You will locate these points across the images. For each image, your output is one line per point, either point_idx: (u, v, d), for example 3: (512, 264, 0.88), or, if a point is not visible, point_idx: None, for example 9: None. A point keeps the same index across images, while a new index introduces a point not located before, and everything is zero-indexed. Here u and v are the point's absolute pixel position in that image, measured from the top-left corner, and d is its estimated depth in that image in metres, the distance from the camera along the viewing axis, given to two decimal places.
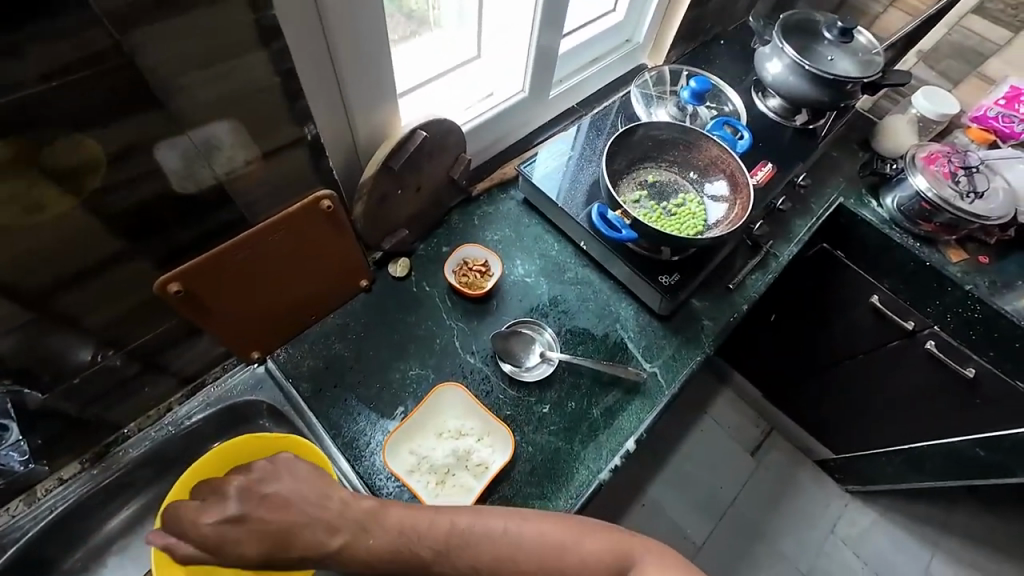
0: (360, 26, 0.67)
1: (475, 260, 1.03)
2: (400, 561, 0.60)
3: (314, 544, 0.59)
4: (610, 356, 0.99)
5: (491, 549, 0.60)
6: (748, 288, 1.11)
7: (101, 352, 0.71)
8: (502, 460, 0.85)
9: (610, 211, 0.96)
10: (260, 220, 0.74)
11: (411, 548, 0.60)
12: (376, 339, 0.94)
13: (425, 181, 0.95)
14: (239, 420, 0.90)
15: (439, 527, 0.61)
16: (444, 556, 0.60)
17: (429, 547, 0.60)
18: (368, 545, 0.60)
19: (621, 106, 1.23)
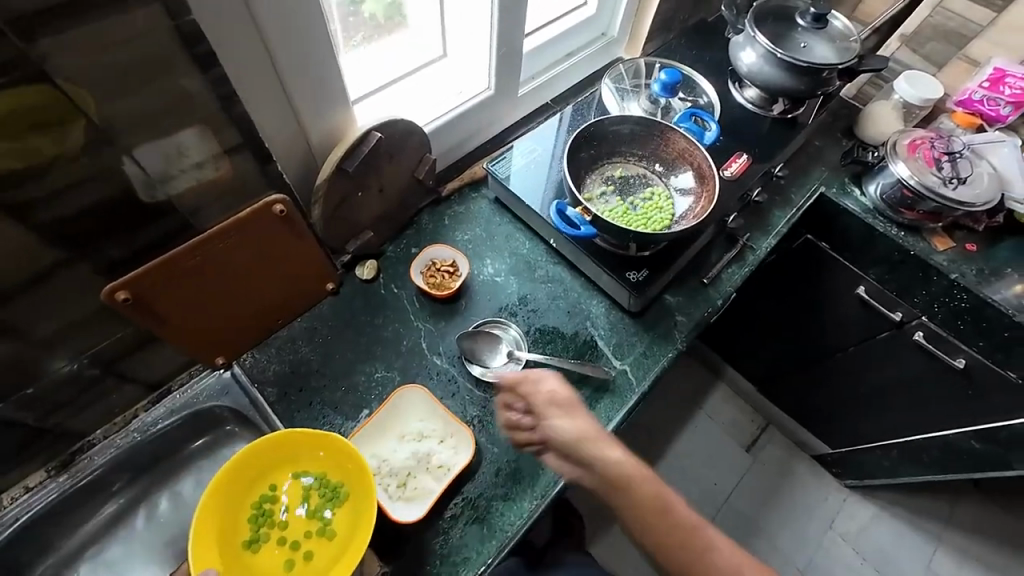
0: (297, 27, 0.66)
1: (443, 261, 1.03)
2: (659, 512, 0.71)
3: (613, 445, 0.75)
4: (580, 355, 0.98)
5: (722, 551, 0.71)
6: (725, 282, 1.10)
7: (53, 362, 0.72)
8: (467, 457, 0.84)
9: (570, 208, 0.93)
10: (208, 226, 0.73)
11: (667, 502, 0.72)
12: (343, 343, 0.95)
13: (388, 182, 0.95)
14: (206, 427, 0.90)
15: (691, 521, 0.72)
16: (684, 523, 0.71)
17: (679, 519, 0.71)
18: (646, 474, 0.73)
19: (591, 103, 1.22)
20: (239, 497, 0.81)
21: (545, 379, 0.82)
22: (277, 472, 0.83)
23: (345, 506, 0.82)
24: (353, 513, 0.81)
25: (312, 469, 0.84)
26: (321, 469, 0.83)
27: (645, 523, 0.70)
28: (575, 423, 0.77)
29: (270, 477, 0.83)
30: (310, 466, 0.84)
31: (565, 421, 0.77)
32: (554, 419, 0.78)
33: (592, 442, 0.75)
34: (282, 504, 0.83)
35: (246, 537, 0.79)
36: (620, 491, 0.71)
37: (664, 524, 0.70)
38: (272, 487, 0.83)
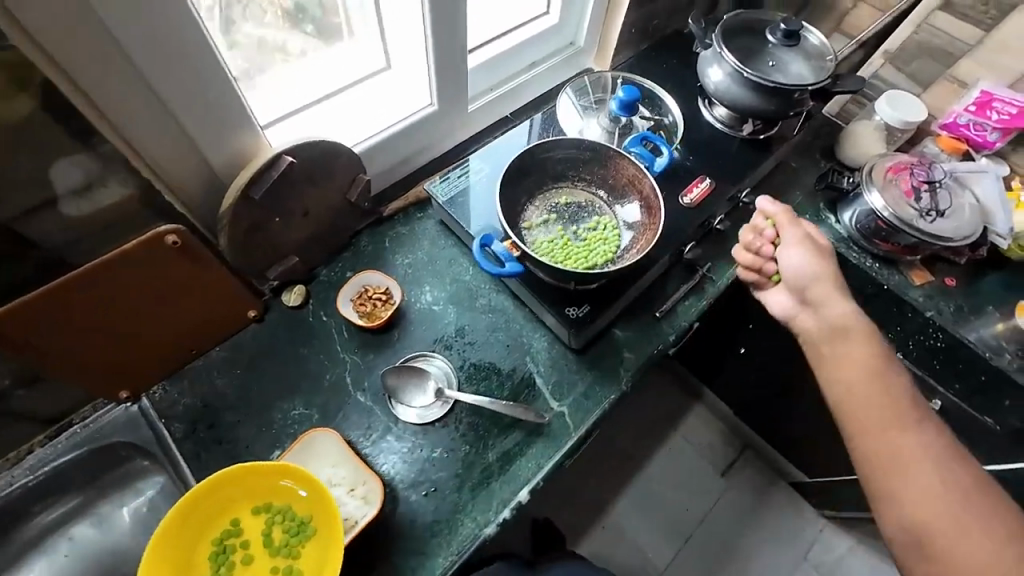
0: (170, 41, 0.60)
1: (375, 288, 0.97)
2: (874, 363, 0.76)
3: (832, 295, 0.83)
4: (515, 395, 0.92)
5: (932, 425, 0.71)
6: (681, 316, 1.03)
7: None
8: (372, 512, 0.78)
9: (495, 242, 0.85)
10: (82, 262, 0.68)
11: (873, 367, 0.76)
12: (262, 375, 0.89)
13: (313, 206, 0.89)
14: (110, 464, 0.85)
15: (902, 397, 0.73)
16: (884, 385, 0.74)
17: (881, 373, 0.75)
18: (848, 321, 0.80)
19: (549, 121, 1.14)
20: (197, 535, 0.76)
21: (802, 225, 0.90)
22: (236, 509, 0.78)
23: (312, 541, 0.77)
24: (320, 549, 0.76)
25: (275, 502, 0.79)
26: (285, 502, 0.79)
27: (833, 365, 0.79)
28: (824, 270, 0.85)
29: (230, 513, 0.78)
30: (274, 500, 0.79)
31: (813, 261, 0.86)
32: (830, 266, 0.86)
33: (842, 295, 0.83)
34: (245, 543, 0.78)
35: None
36: (838, 338, 0.80)
37: (849, 371, 0.77)
38: (233, 524, 0.78)
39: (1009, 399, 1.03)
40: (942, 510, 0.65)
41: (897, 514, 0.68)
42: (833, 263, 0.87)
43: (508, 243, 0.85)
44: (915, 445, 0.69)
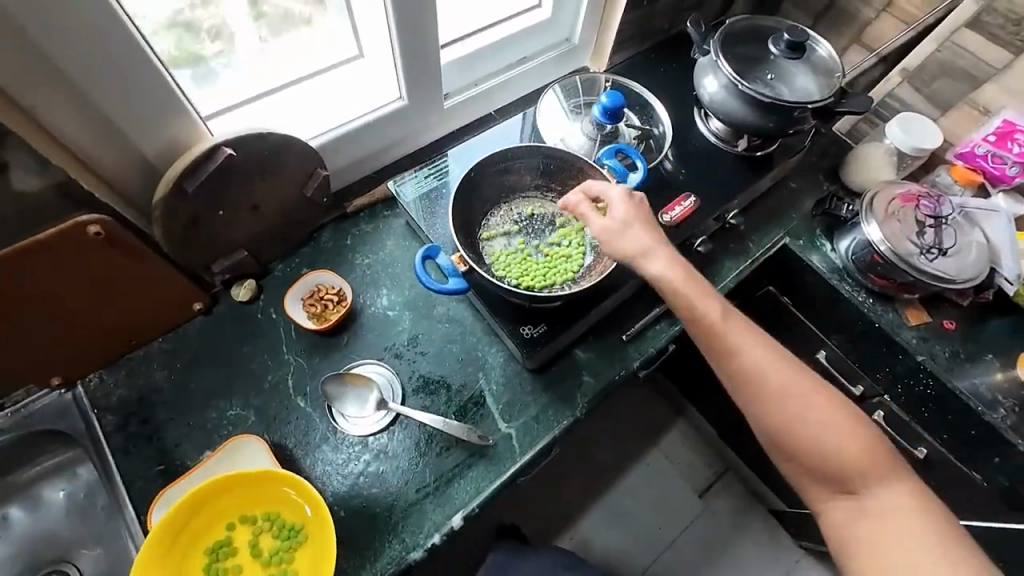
0: (78, 22, 0.56)
1: (328, 288, 0.93)
2: (701, 318, 0.73)
3: (645, 257, 0.75)
4: (461, 413, 0.88)
5: (759, 346, 0.72)
6: (649, 342, 0.97)
7: None
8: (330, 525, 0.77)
9: (443, 255, 0.82)
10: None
11: (698, 307, 0.73)
12: (202, 371, 0.86)
13: (262, 199, 0.84)
14: (44, 447, 0.84)
15: (732, 322, 0.73)
16: (716, 319, 0.72)
17: (709, 323, 0.72)
18: (670, 285, 0.74)
19: (528, 122, 1.08)
20: (187, 549, 0.75)
21: (608, 192, 0.79)
22: (223, 519, 0.77)
23: (305, 545, 0.77)
24: (314, 554, 0.76)
25: (261, 511, 0.78)
26: (273, 509, 0.78)
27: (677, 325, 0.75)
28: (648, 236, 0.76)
29: (218, 524, 0.77)
30: (260, 507, 0.78)
31: (626, 239, 0.76)
32: (644, 228, 0.77)
33: (657, 247, 0.76)
34: (239, 552, 0.77)
35: None
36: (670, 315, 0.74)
37: (686, 318, 0.74)
38: (223, 534, 0.77)
39: (998, 457, 0.96)
40: (789, 420, 0.69)
41: (761, 428, 0.72)
42: (650, 222, 0.78)
43: (457, 257, 0.81)
44: (759, 365, 0.70)
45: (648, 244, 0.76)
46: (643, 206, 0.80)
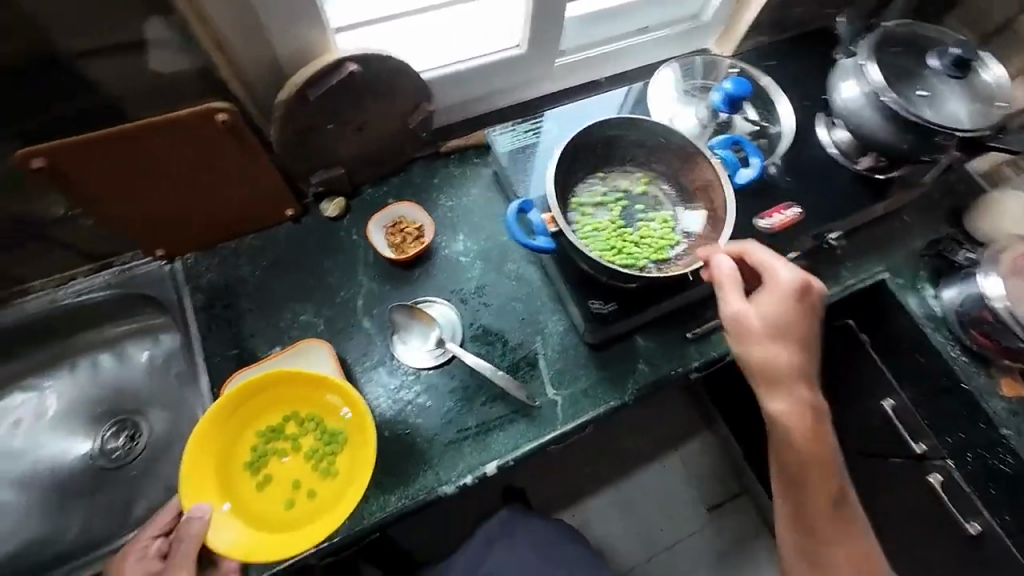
0: None
1: (410, 223, 0.94)
2: (810, 476, 0.70)
3: (784, 384, 0.71)
4: (513, 369, 0.89)
5: (846, 532, 0.71)
6: (714, 346, 0.94)
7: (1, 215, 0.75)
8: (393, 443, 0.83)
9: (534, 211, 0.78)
10: (134, 119, 0.69)
11: (800, 446, 0.71)
12: (283, 273, 0.91)
13: (369, 122, 0.86)
14: (139, 309, 0.92)
15: (827, 470, 0.71)
16: (813, 463, 0.70)
17: (812, 486, 0.71)
18: (794, 426, 0.70)
19: (638, 95, 1.04)
20: (240, 429, 0.80)
21: (776, 286, 0.73)
22: (278, 408, 0.82)
23: (345, 451, 0.80)
24: (352, 460, 0.79)
25: (312, 410, 0.81)
26: (322, 410, 0.81)
27: (779, 458, 0.72)
28: (793, 362, 0.71)
29: (271, 413, 0.81)
30: (310, 407, 0.82)
31: (771, 350, 0.71)
32: (797, 348, 0.71)
33: (796, 375, 0.71)
34: (285, 442, 0.81)
35: (245, 462, 0.79)
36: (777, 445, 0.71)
37: (794, 461, 0.71)
38: (275, 422, 0.81)
39: None
40: None
41: None
42: (808, 343, 0.72)
43: (547, 218, 0.77)
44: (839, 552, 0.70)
45: (786, 372, 0.71)
46: (807, 325, 0.72)
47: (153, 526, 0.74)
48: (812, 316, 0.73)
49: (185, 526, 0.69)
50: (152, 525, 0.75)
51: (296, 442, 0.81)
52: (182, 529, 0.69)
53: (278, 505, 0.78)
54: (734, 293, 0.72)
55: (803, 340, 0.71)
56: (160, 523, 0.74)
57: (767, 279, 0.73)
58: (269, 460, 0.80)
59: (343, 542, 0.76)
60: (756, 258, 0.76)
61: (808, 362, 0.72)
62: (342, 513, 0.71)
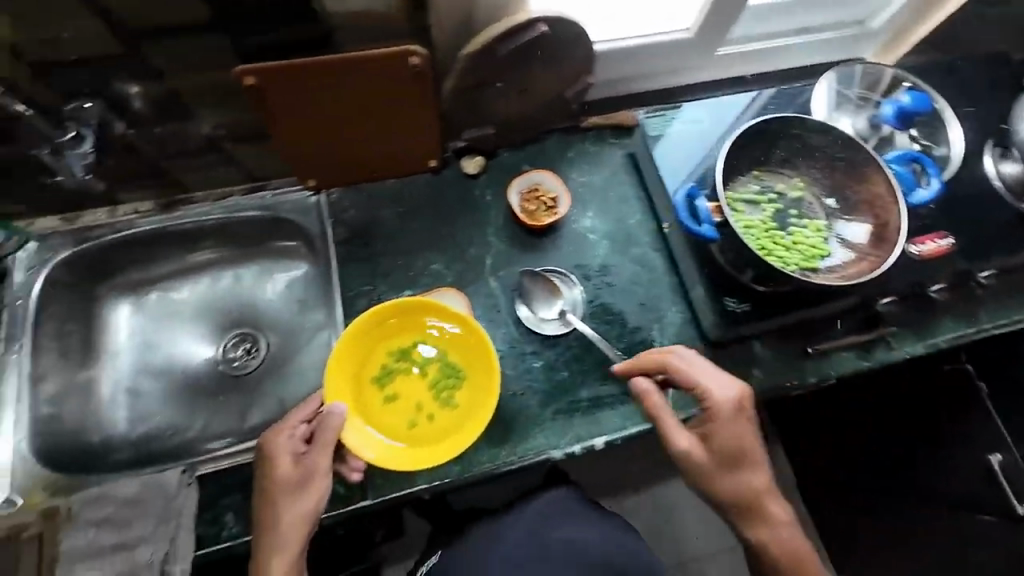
0: None
1: (545, 192, 0.95)
2: None
3: (750, 499, 0.73)
4: (629, 352, 0.90)
5: None
6: (832, 365, 0.91)
7: (191, 129, 0.78)
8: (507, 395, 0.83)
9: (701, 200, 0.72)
10: (337, 50, 0.71)
11: (779, 554, 0.72)
12: (419, 221, 0.94)
13: (532, 87, 0.86)
14: (280, 235, 0.97)
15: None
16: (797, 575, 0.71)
17: None
18: (769, 543, 0.72)
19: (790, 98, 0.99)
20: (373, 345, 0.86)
21: (719, 411, 0.73)
22: (409, 336, 0.87)
23: (464, 388, 0.85)
24: (471, 398, 0.84)
25: (441, 345, 0.87)
26: (450, 347, 0.86)
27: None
28: (751, 480, 0.73)
29: (402, 340, 0.87)
30: (438, 341, 0.87)
31: (725, 479, 0.72)
32: (749, 464, 0.73)
33: (756, 489, 0.73)
34: (410, 368, 0.86)
35: (373, 378, 0.85)
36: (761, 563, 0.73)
37: None
38: (405, 348, 0.87)
39: None
40: None
41: None
42: (759, 452, 0.74)
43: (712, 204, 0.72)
44: None
45: (747, 490, 0.72)
46: (753, 438, 0.74)
47: (295, 413, 0.76)
48: (754, 421, 0.75)
49: (326, 421, 0.73)
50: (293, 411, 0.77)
51: (421, 370, 0.86)
52: (320, 424, 0.74)
53: (397, 422, 0.84)
54: (677, 426, 0.74)
55: (746, 447, 0.73)
56: (304, 411, 0.76)
57: (707, 405, 0.74)
58: (393, 380, 0.86)
59: (453, 484, 0.80)
60: (682, 375, 0.77)
61: (760, 469, 0.73)
62: (464, 442, 0.78)
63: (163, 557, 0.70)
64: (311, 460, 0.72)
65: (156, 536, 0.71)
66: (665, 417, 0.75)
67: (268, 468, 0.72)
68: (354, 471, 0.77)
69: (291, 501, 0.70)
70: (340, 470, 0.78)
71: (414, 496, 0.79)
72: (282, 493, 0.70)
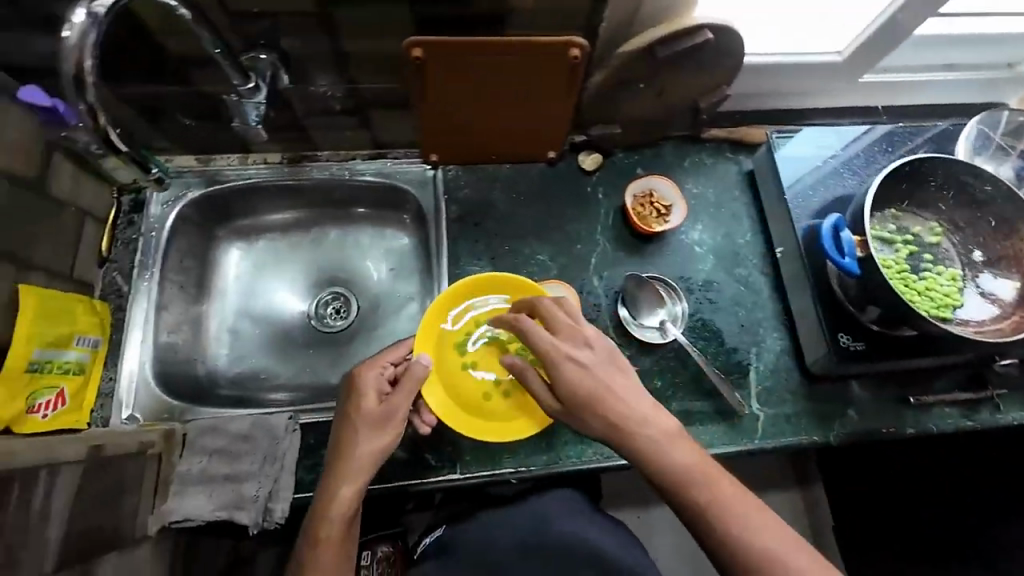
0: None
1: (660, 198, 0.94)
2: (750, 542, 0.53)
3: (653, 444, 0.59)
4: (725, 371, 0.89)
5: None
6: (932, 419, 0.88)
7: (343, 91, 0.81)
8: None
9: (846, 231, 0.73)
10: (505, 33, 0.71)
11: (690, 497, 0.57)
12: (529, 209, 0.95)
13: (670, 91, 0.85)
14: (391, 203, 0.99)
15: (744, 528, 0.54)
16: (718, 523, 0.55)
17: (765, 544, 0.53)
18: (692, 489, 0.57)
19: (900, 143, 0.96)
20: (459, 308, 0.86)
21: (534, 335, 0.66)
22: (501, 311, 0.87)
23: None
24: None
25: None
26: None
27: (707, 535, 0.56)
28: (627, 408, 0.61)
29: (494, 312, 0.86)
30: None
31: (598, 422, 0.61)
32: (600, 384, 0.62)
33: (630, 424, 0.60)
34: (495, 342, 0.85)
35: (457, 343, 0.85)
36: (692, 517, 0.57)
37: (717, 530, 0.55)
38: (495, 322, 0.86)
39: None
40: None
41: None
42: (618, 375, 0.63)
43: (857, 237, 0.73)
44: None
45: (616, 429, 0.61)
46: (591, 355, 0.64)
47: (385, 354, 0.77)
48: (595, 339, 0.66)
49: (415, 370, 0.72)
50: (382, 352, 0.78)
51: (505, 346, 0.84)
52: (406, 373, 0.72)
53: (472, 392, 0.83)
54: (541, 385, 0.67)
55: (581, 371, 0.63)
56: (393, 355, 0.77)
57: (542, 346, 0.65)
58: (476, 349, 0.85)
59: (537, 473, 0.82)
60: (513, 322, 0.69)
61: (626, 393, 0.62)
62: (541, 422, 0.79)
63: (267, 495, 0.74)
64: (393, 400, 0.70)
65: (262, 473, 0.75)
66: (529, 374, 0.68)
67: (353, 398, 0.72)
68: (425, 425, 0.78)
69: (370, 437, 0.68)
70: (413, 421, 0.79)
71: (500, 478, 0.81)
72: (363, 425, 0.69)
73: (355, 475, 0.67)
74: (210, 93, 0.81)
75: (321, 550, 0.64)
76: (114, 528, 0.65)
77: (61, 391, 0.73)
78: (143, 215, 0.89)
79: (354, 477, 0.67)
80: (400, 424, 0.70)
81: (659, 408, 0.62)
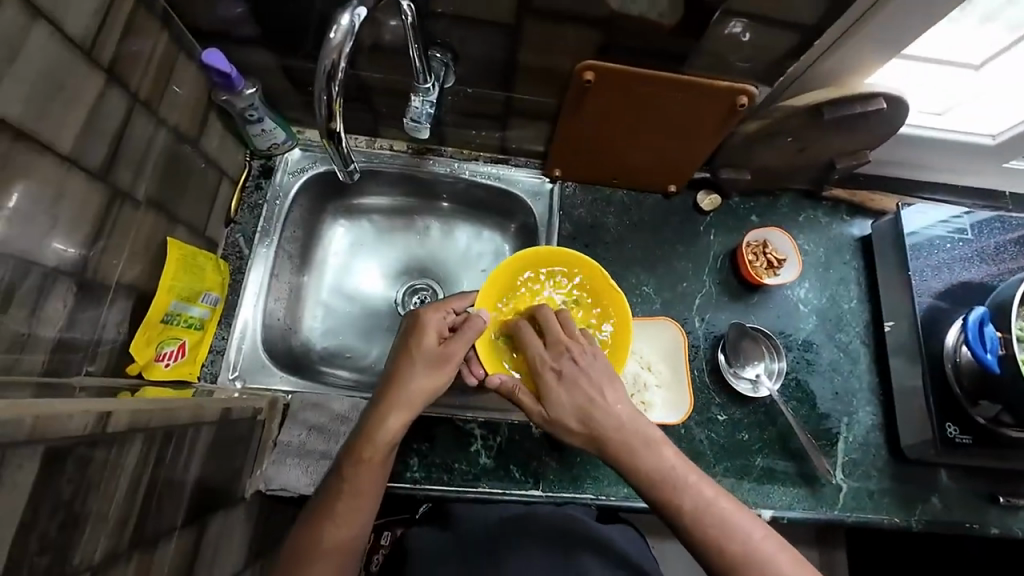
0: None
1: (775, 251, 0.93)
2: (727, 542, 0.56)
3: (633, 453, 0.63)
4: (814, 435, 0.88)
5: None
6: (1017, 521, 0.86)
7: (495, 96, 0.82)
8: (670, 418, 0.82)
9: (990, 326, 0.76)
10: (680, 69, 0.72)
11: (677, 501, 0.59)
12: (639, 239, 0.95)
13: (814, 147, 0.85)
14: (499, 208, 0.99)
15: (732, 527, 0.57)
16: (708, 523, 0.58)
17: (739, 544, 0.56)
18: (671, 497, 0.60)
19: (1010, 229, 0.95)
20: (515, 278, 0.85)
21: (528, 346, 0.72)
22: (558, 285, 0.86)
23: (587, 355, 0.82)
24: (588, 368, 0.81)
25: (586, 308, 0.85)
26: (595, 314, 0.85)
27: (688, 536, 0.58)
28: (609, 410, 0.65)
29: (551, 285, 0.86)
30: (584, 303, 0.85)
31: (581, 425, 0.65)
32: (587, 391, 0.66)
33: (608, 430, 0.64)
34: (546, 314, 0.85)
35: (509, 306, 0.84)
36: (673, 520, 0.59)
37: (696, 532, 0.58)
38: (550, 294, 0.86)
39: None
40: None
41: None
42: (605, 380, 0.67)
43: (998, 332, 0.77)
44: None
45: (603, 435, 0.64)
46: (571, 360, 0.69)
47: (450, 301, 0.75)
48: (585, 351, 0.70)
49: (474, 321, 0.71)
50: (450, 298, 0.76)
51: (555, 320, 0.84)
52: (466, 322, 0.71)
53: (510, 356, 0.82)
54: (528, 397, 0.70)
55: (571, 378, 0.68)
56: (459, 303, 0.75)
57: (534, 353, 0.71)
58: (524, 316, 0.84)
59: (616, 504, 0.82)
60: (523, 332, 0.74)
61: (612, 400, 0.66)
62: None
63: None
64: (454, 345, 0.70)
65: None
66: (521, 393, 0.70)
67: (413, 336, 0.70)
68: (473, 375, 0.76)
69: (426, 373, 0.68)
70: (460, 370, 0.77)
71: (579, 502, 0.81)
72: (420, 361, 0.68)
73: (404, 406, 0.66)
74: (366, 79, 0.82)
75: (364, 468, 0.62)
76: (224, 489, 0.67)
77: (181, 344, 0.75)
78: (270, 182, 0.91)
79: (403, 407, 0.66)
80: (455, 368, 0.70)
81: (641, 415, 0.65)
